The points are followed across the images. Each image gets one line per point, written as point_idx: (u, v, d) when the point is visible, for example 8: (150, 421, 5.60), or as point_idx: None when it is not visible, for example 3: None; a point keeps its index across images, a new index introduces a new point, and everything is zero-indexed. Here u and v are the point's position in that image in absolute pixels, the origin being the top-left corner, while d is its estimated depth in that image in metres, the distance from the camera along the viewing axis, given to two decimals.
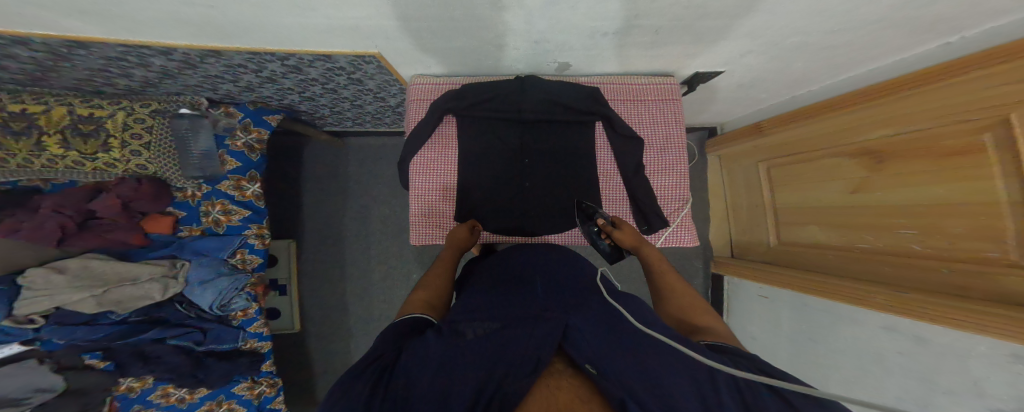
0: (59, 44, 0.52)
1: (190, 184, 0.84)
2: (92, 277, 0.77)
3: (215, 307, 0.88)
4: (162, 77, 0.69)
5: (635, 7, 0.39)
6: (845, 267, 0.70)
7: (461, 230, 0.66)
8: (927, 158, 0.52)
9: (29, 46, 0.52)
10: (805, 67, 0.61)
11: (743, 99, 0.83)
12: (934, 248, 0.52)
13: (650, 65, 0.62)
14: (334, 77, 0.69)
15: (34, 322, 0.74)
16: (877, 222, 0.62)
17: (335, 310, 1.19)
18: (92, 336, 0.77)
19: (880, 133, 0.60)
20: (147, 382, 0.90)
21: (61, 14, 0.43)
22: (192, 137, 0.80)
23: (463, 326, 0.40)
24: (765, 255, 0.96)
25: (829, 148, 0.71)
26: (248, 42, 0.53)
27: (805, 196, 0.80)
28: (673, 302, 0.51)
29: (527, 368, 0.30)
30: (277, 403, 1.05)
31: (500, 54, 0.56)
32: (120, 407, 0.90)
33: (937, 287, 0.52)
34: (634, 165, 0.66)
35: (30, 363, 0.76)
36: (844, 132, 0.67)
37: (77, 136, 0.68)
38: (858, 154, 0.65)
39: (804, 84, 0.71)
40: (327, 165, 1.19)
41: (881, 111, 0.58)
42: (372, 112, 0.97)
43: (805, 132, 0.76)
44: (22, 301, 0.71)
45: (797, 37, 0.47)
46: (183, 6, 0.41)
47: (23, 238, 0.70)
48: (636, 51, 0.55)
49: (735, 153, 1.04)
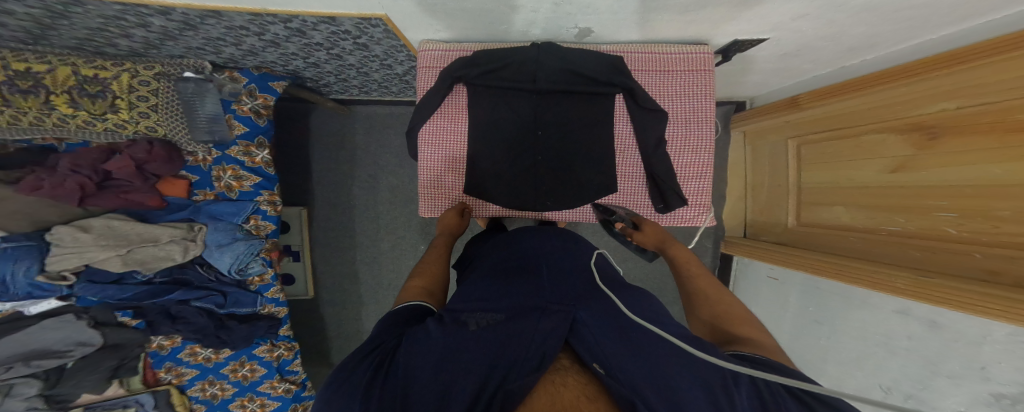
0: (55, 0, 0.50)
1: (200, 149, 0.85)
2: (116, 236, 0.79)
3: (233, 270, 0.92)
4: (162, 38, 0.67)
5: None
6: (869, 251, 0.69)
7: (451, 214, 0.70)
8: (989, 135, 0.47)
9: (24, 3, 0.50)
10: (857, 34, 0.56)
11: (781, 70, 0.78)
12: (971, 232, 0.50)
13: (681, 32, 0.58)
14: (339, 42, 0.66)
15: (67, 279, 0.78)
16: (915, 206, 0.60)
17: (347, 278, 1.24)
18: (121, 295, 0.82)
19: (941, 106, 0.55)
20: (176, 341, 0.98)
21: None
22: (198, 100, 0.79)
23: (465, 316, 0.41)
24: (780, 235, 0.95)
25: (877, 122, 0.67)
26: (246, 2, 0.50)
27: (839, 176, 0.77)
28: (709, 309, 0.51)
29: (532, 363, 0.32)
30: (295, 365, 1.12)
31: (514, 17, 0.52)
32: (154, 362, 0.99)
33: (966, 273, 0.51)
34: (654, 140, 0.63)
35: (68, 317, 0.83)
36: (898, 107, 0.63)
37: (85, 97, 0.68)
38: (909, 129, 0.61)
39: (857, 51, 0.65)
40: (337, 134, 1.18)
41: (942, 83, 0.53)
42: (380, 80, 0.93)
43: (852, 106, 0.71)
44: (53, 256, 0.74)
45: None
46: None
47: (45, 196, 0.71)
48: (667, 16, 0.51)
49: (764, 129, 1.00)
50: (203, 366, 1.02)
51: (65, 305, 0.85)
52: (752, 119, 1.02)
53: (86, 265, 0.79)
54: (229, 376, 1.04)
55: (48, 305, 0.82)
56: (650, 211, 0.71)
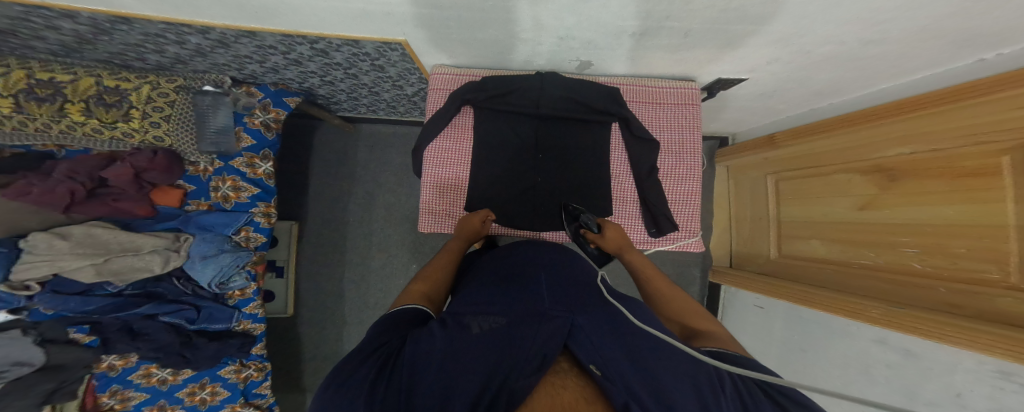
0: (104, 20, 0.58)
1: (203, 159, 0.88)
2: (95, 245, 0.78)
3: (214, 284, 0.89)
4: (194, 55, 0.73)
5: (666, 9, 0.41)
6: (845, 283, 0.70)
7: (475, 219, 0.65)
8: (940, 178, 0.52)
9: (75, 20, 0.59)
10: (827, 79, 0.62)
11: (761, 108, 0.85)
12: (933, 267, 0.53)
13: (673, 69, 0.64)
14: (357, 63, 0.71)
15: (30, 288, 0.75)
16: (881, 240, 0.62)
17: (329, 296, 1.19)
18: (84, 308, 0.78)
19: (897, 151, 0.60)
20: (130, 361, 0.90)
21: None
22: (212, 112, 0.83)
23: (469, 320, 0.40)
24: (763, 266, 0.97)
25: (842, 164, 0.72)
26: (282, 25, 0.56)
27: (815, 211, 0.80)
28: (666, 310, 0.52)
29: (532, 366, 0.30)
30: (263, 388, 1.04)
31: (521, 49, 0.58)
32: (98, 385, 0.89)
33: (933, 305, 0.53)
34: (648, 166, 0.67)
35: (13, 333, 0.75)
36: (861, 149, 0.68)
37: (100, 105, 0.72)
38: (871, 172, 0.66)
39: (825, 95, 0.72)
40: (338, 150, 1.20)
41: (905, 127, 0.58)
42: (388, 100, 0.99)
43: (824, 147, 0.76)
44: (22, 265, 0.72)
45: (829, 46, 0.49)
46: None
47: (31, 202, 0.72)
48: (660, 53, 0.57)
49: (745, 164, 1.05)
50: (156, 390, 0.93)
51: (14, 320, 0.78)
52: (734, 154, 1.08)
53: (57, 275, 0.77)
54: (184, 401, 0.94)
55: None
56: (643, 236, 0.72)
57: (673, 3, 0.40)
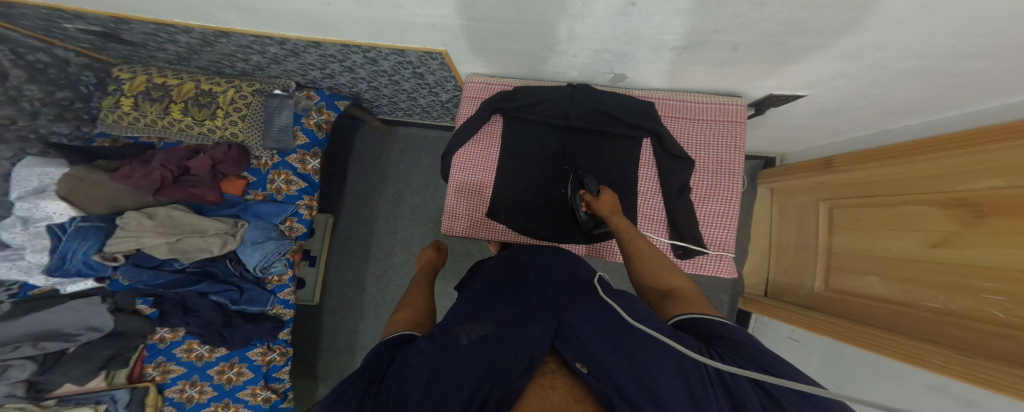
0: (211, 34, 0.73)
1: (265, 154, 1.00)
2: (172, 225, 0.90)
3: (258, 268, 0.97)
4: (270, 62, 0.85)
5: (706, 22, 0.42)
6: (903, 324, 0.62)
7: (430, 251, 0.73)
8: (1015, 217, 0.45)
9: (190, 34, 0.74)
10: (904, 95, 0.56)
11: (809, 127, 0.79)
12: (1021, 318, 0.43)
13: (714, 83, 0.63)
14: (401, 71, 0.79)
15: (116, 260, 0.87)
16: (956, 282, 0.53)
17: (352, 287, 1.26)
18: (154, 280, 0.90)
19: (990, 183, 0.50)
20: (178, 334, 0.98)
21: (225, 10, 0.61)
22: (277, 113, 0.96)
23: (458, 330, 0.39)
24: (806, 298, 0.89)
25: (919, 194, 0.62)
26: (342, 36, 0.64)
27: (877, 246, 0.70)
28: (642, 267, 0.51)
29: (520, 368, 0.31)
30: (282, 372, 1.08)
31: (554, 59, 0.60)
32: (147, 356, 0.96)
33: (1012, 359, 0.43)
34: (679, 187, 0.65)
35: (95, 300, 0.89)
36: (942, 179, 0.59)
37: (195, 106, 0.90)
38: (951, 205, 0.56)
39: (901, 116, 0.65)
40: (375, 150, 1.29)
41: (996, 156, 0.50)
42: (424, 106, 1.06)
43: (895, 174, 0.68)
44: (115, 238, 0.85)
45: (888, 62, 0.45)
46: (309, 3, 0.53)
47: (131, 184, 0.86)
48: (700, 67, 0.57)
49: (795, 188, 0.97)
50: (192, 365, 0.98)
51: (98, 287, 0.92)
52: (781, 176, 1.01)
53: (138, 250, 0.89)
54: (214, 379, 0.98)
55: (86, 285, 0.90)
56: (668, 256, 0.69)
57: (715, 16, 0.40)
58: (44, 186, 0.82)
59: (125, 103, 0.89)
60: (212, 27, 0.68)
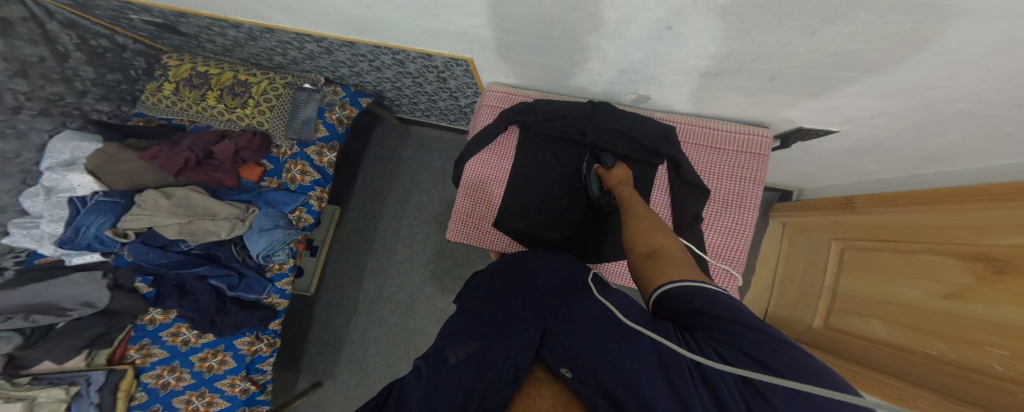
0: (257, 30, 0.79)
1: (286, 144, 1.03)
2: (186, 207, 0.93)
3: (260, 255, 0.98)
4: (305, 58, 0.91)
5: (737, 50, 0.44)
6: (898, 368, 0.60)
7: None
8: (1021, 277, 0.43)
9: (239, 29, 0.81)
10: (924, 141, 0.56)
11: (823, 160, 0.79)
12: (1022, 373, 0.41)
13: (742, 112, 0.64)
14: (426, 74, 0.83)
15: (127, 236, 0.90)
16: (963, 333, 0.50)
17: (350, 280, 1.25)
18: (159, 259, 0.92)
19: (1015, 240, 0.46)
20: (168, 317, 0.97)
21: (273, 8, 0.67)
22: (304, 106, 1.01)
23: (446, 350, 0.37)
24: (804, 334, 0.86)
25: (938, 243, 0.59)
26: (376, 38, 0.69)
27: (886, 290, 0.66)
28: (633, 226, 0.52)
29: (508, 378, 0.32)
30: (266, 364, 1.04)
31: (579, 75, 0.63)
32: (133, 337, 0.95)
33: (1010, 411, 0.41)
34: (691, 217, 0.65)
35: (95, 274, 0.89)
36: (974, 232, 0.53)
37: (230, 94, 0.97)
38: (971, 259, 0.52)
39: (924, 161, 0.64)
40: (390, 147, 1.33)
41: (1017, 214, 0.47)
42: (444, 109, 1.10)
43: (909, 221, 0.67)
44: (130, 214, 0.88)
45: (907, 98, 0.46)
46: (353, 7, 0.58)
47: (158, 164, 0.92)
48: (716, 92, 0.58)
49: (808, 226, 0.95)
50: (175, 350, 0.96)
51: (102, 262, 0.93)
52: (799, 213, 1.00)
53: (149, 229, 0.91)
54: (194, 366, 0.96)
55: (89, 258, 0.91)
56: None
57: (751, 44, 0.42)
58: (73, 159, 0.88)
59: (166, 88, 0.97)
60: (259, 23, 0.74)
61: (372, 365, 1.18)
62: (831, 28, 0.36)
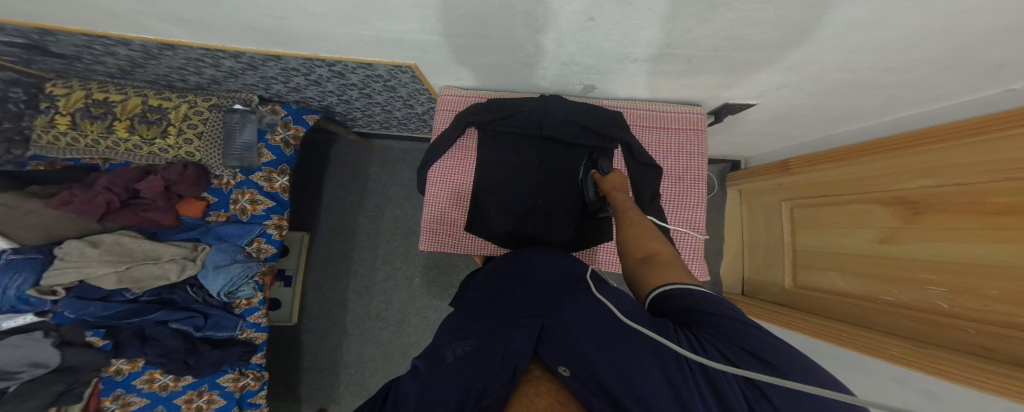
0: (154, 46, 0.67)
1: (227, 172, 0.93)
2: (120, 253, 0.82)
3: (223, 293, 0.90)
4: (227, 76, 0.80)
5: (669, 36, 0.43)
6: (863, 317, 0.67)
7: None
8: (971, 214, 0.48)
9: (129, 46, 0.68)
10: (839, 106, 0.61)
11: (773, 133, 0.84)
12: (963, 308, 0.49)
13: (676, 93, 0.65)
14: (371, 84, 0.76)
15: (57, 293, 0.79)
16: (903, 275, 0.59)
17: (334, 307, 1.20)
18: (102, 312, 0.81)
19: (920, 182, 0.57)
20: (137, 366, 0.88)
21: (166, 22, 0.56)
22: (239, 129, 0.89)
23: (442, 347, 0.39)
24: (778, 296, 0.94)
25: (862, 193, 0.69)
26: (302, 50, 0.61)
27: (837, 242, 0.75)
28: (627, 233, 0.52)
29: (504, 377, 0.33)
30: (259, 397, 1.01)
31: (530, 72, 0.61)
32: (103, 389, 0.86)
33: (962, 347, 0.48)
34: (649, 194, 0.67)
35: (36, 334, 0.77)
36: (906, 175, 0.60)
37: (144, 123, 0.82)
38: (891, 203, 0.62)
39: (842, 122, 0.70)
40: (352, 164, 1.24)
41: (931, 157, 0.55)
42: (400, 118, 1.03)
43: (841, 174, 0.74)
44: (52, 270, 0.77)
45: (841, 74, 0.48)
46: (262, 18, 0.50)
47: (73, 210, 0.79)
48: (665, 79, 0.59)
49: (759, 190, 1.03)
50: (156, 395, 0.90)
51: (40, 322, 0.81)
52: (746, 178, 1.06)
53: (81, 281, 0.81)
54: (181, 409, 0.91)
55: (21, 321, 0.80)
56: None
57: (679, 31, 0.41)
58: None
59: (60, 122, 0.78)
60: (153, 39, 0.63)
61: (374, 383, 1.17)
62: (719, 15, 0.37)
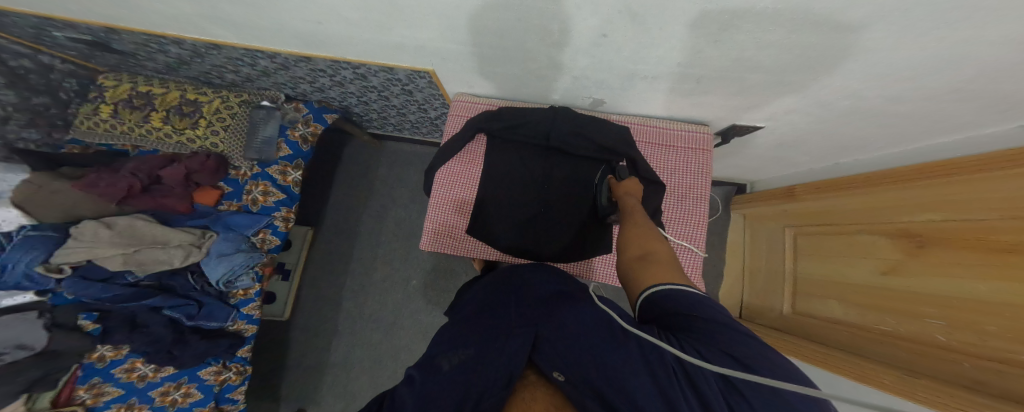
0: (201, 46, 0.74)
1: (246, 164, 0.98)
2: (131, 236, 0.84)
3: (221, 282, 0.92)
4: (260, 75, 0.87)
5: (685, 56, 0.45)
6: (859, 346, 0.64)
7: None
8: (974, 251, 0.46)
9: (180, 45, 0.75)
10: (848, 132, 0.62)
11: (778, 158, 0.85)
12: (960, 341, 0.47)
13: (695, 112, 0.67)
14: (390, 87, 0.81)
15: (62, 271, 0.81)
16: (902, 306, 0.57)
17: (328, 304, 1.19)
18: (102, 294, 0.82)
19: (925, 217, 0.56)
20: (120, 353, 0.86)
21: (216, 24, 0.62)
22: (262, 125, 0.97)
23: (440, 357, 0.36)
24: (775, 321, 0.91)
25: (869, 224, 0.67)
26: (331, 53, 0.66)
27: (839, 270, 0.72)
28: (627, 229, 0.51)
29: (501, 382, 0.31)
30: (237, 393, 0.99)
31: (541, 83, 0.64)
32: (80, 376, 0.83)
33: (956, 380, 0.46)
34: (652, 209, 0.66)
35: (29, 315, 0.78)
36: (910, 210, 0.59)
37: (178, 116, 0.90)
38: (897, 235, 0.60)
39: (852, 151, 0.70)
40: (363, 164, 1.28)
41: (937, 191, 0.54)
42: (414, 122, 1.08)
43: (847, 203, 0.74)
44: (64, 248, 0.79)
45: (849, 100, 0.49)
46: (300, 22, 0.55)
47: (97, 192, 0.83)
48: (677, 97, 0.61)
49: (763, 216, 1.02)
50: (132, 386, 0.86)
51: (38, 301, 0.81)
52: (750, 204, 1.06)
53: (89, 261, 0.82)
54: (155, 401, 0.89)
55: (21, 300, 0.80)
56: None
57: (690, 51, 0.44)
58: None
59: (103, 110, 0.87)
60: (202, 39, 0.70)
61: (358, 389, 1.13)
62: (730, 36, 0.39)
